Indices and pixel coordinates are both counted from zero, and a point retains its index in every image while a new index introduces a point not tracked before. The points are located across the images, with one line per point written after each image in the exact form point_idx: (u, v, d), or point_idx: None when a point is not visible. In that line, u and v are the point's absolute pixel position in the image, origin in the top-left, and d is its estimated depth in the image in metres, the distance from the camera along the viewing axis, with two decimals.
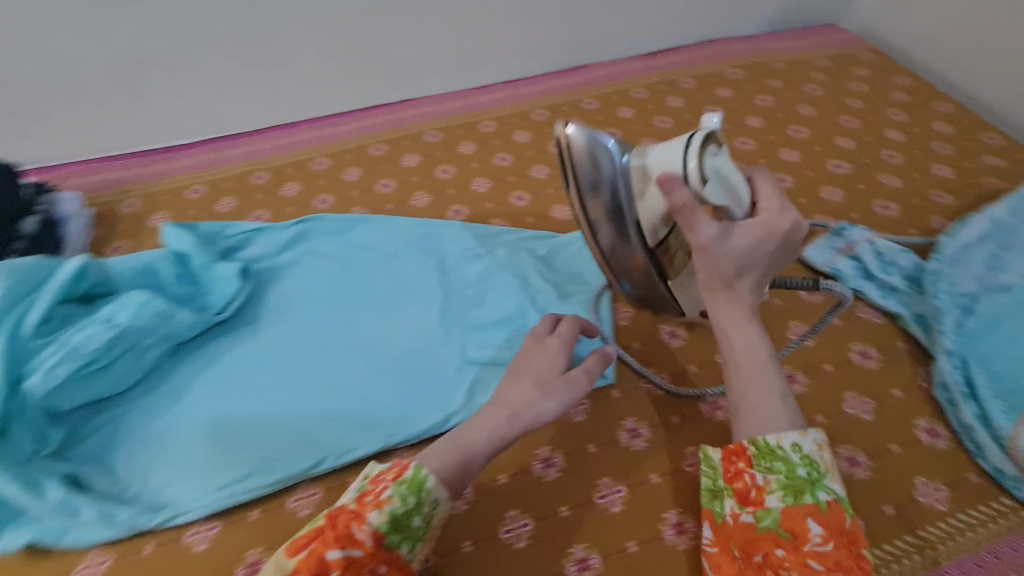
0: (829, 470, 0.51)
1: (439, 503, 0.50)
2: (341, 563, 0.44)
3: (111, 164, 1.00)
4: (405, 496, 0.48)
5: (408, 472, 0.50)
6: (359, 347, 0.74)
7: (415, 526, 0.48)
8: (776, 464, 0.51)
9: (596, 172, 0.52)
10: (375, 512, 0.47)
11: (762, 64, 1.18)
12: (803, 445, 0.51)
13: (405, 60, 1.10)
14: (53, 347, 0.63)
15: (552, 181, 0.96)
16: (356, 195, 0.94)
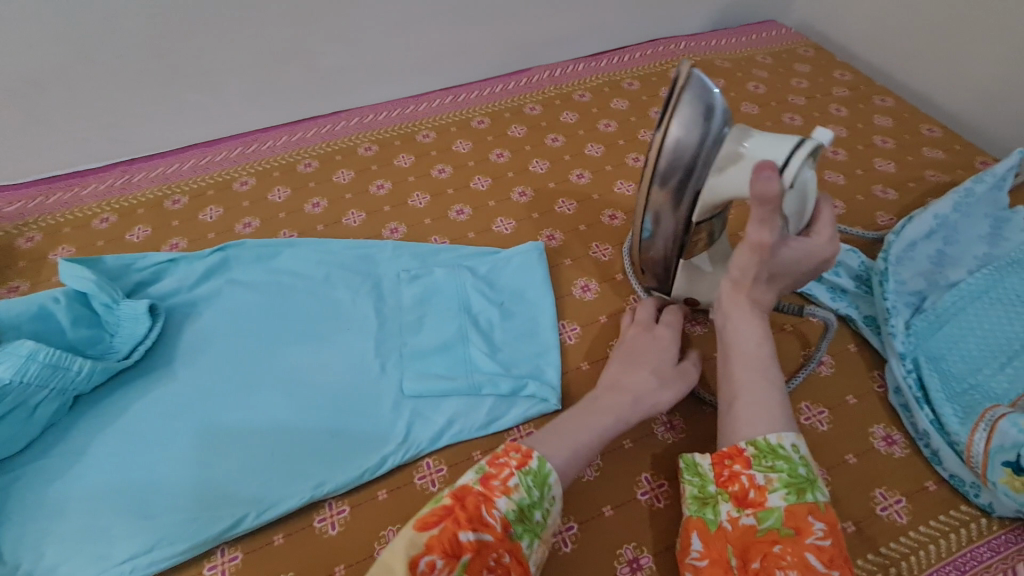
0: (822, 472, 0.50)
1: (557, 502, 0.51)
2: (474, 544, 0.45)
3: (12, 194, 0.92)
4: (530, 488, 0.49)
5: (531, 463, 0.51)
6: (281, 388, 0.68)
7: (537, 520, 0.49)
8: (777, 463, 0.49)
9: (692, 121, 0.51)
10: (503, 499, 0.48)
11: (706, 62, 1.16)
12: (801, 446, 0.50)
13: (334, 68, 1.04)
14: None
15: (494, 192, 0.91)
16: (284, 217, 0.88)
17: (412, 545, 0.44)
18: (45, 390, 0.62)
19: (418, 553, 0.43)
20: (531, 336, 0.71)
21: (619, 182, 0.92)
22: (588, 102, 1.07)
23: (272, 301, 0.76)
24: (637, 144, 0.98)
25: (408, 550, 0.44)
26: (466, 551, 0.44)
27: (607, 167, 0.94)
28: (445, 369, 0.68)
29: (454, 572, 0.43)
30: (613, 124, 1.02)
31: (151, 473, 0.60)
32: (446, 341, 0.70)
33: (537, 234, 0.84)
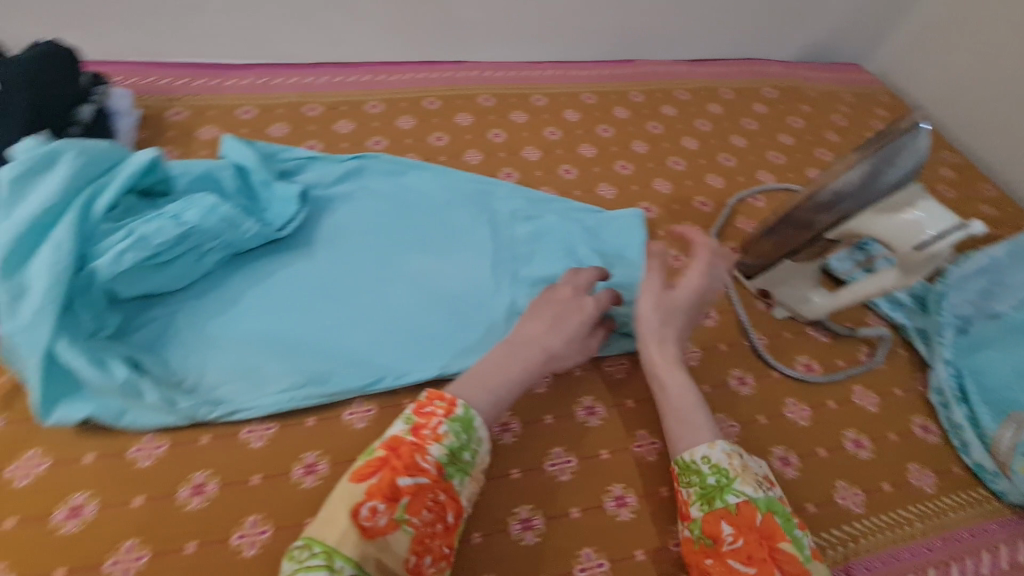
0: (737, 475, 0.56)
1: (484, 445, 0.56)
2: (411, 489, 0.50)
3: (161, 71, 0.99)
4: (458, 433, 0.54)
5: (458, 409, 0.55)
6: (408, 286, 0.76)
7: (467, 460, 0.54)
8: (692, 478, 0.58)
9: (890, 161, 0.62)
10: (435, 446, 0.52)
11: (795, 89, 1.26)
12: (709, 456, 0.57)
13: (466, 22, 1.12)
14: (124, 233, 0.63)
15: (598, 160, 1.00)
16: (410, 142, 0.96)
17: (355, 495, 0.49)
18: (216, 240, 0.69)
19: (357, 503, 0.49)
20: (627, 286, 0.80)
21: (710, 175, 1.00)
22: (687, 101, 1.16)
23: (399, 212, 0.84)
24: (728, 146, 1.07)
25: (350, 501, 0.49)
26: (403, 495, 0.49)
27: (700, 160, 1.03)
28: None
29: (394, 516, 0.49)
30: (708, 125, 1.11)
31: (298, 331, 0.69)
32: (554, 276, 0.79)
33: (636, 204, 0.93)
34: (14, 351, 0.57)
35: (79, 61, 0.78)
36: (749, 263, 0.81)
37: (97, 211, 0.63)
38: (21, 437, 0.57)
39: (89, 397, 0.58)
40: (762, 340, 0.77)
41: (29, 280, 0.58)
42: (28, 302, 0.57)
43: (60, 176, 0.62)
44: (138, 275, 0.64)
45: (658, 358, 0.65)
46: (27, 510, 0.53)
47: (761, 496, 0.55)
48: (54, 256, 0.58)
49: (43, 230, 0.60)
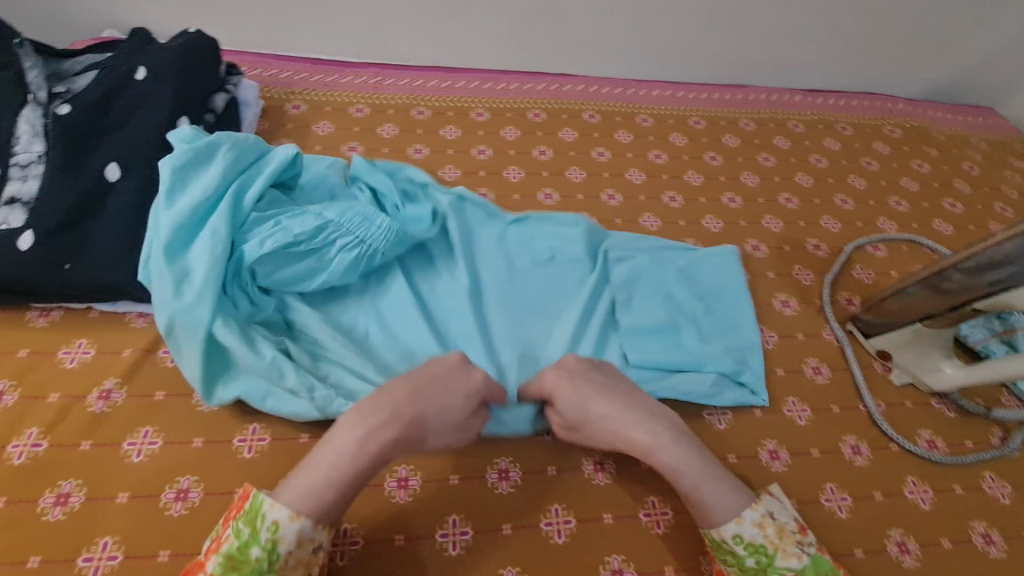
0: (776, 549, 0.50)
1: (280, 527, 0.46)
2: None
3: (283, 63, 1.02)
4: (238, 530, 0.46)
5: (245, 503, 0.47)
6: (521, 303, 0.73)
7: (256, 559, 0.45)
8: (728, 557, 0.52)
9: None
10: (213, 558, 0.45)
11: (922, 130, 1.16)
12: (741, 536, 0.51)
13: (577, 36, 1.11)
14: (270, 224, 0.64)
15: (706, 190, 0.95)
16: (514, 154, 0.95)
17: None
18: (347, 235, 0.67)
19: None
20: (741, 343, 0.73)
21: (826, 218, 0.94)
22: (802, 134, 1.09)
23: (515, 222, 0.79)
24: (846, 187, 1.00)
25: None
26: None
27: (815, 200, 0.96)
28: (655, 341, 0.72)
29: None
30: (824, 161, 1.04)
31: (423, 335, 0.68)
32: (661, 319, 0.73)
33: (744, 241, 0.88)
34: (171, 332, 0.59)
35: (221, 51, 0.81)
36: (869, 320, 0.75)
37: (247, 200, 0.65)
38: (139, 412, 0.59)
39: (235, 378, 0.60)
40: (878, 407, 0.71)
41: (189, 264, 0.60)
42: (192, 285, 0.59)
43: (217, 167, 0.65)
44: (278, 263, 0.65)
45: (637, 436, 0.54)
46: (137, 486, 0.54)
47: (808, 562, 0.49)
48: (212, 242, 0.61)
49: (202, 218, 0.63)
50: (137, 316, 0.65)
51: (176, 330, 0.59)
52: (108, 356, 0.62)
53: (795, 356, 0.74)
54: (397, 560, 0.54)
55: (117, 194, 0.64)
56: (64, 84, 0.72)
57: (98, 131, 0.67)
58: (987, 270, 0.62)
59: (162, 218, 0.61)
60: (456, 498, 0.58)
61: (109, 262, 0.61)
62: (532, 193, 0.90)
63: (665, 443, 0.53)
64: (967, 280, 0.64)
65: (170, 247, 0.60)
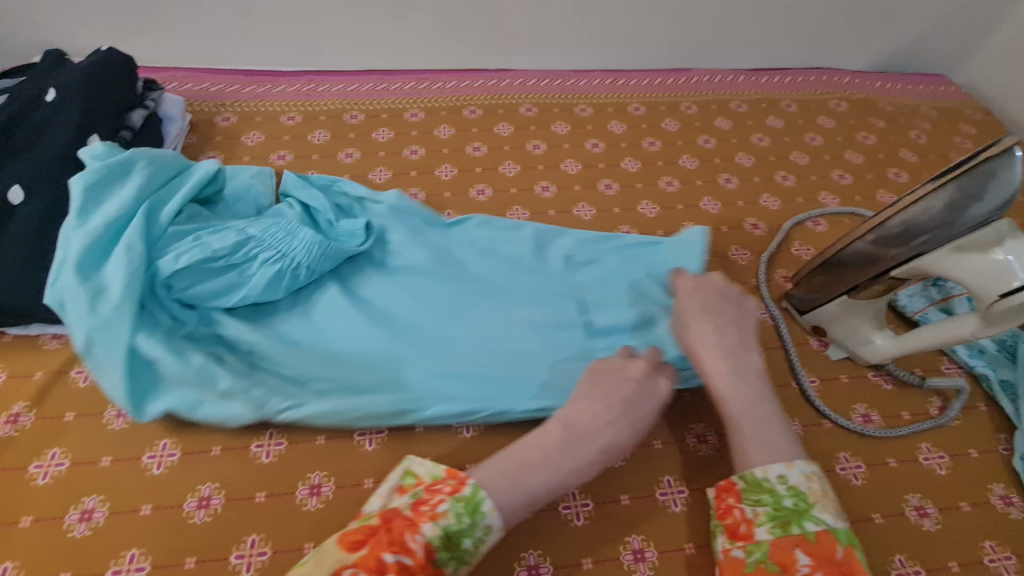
0: (817, 500, 0.51)
1: (493, 532, 0.49)
2: (392, 570, 0.44)
3: (214, 76, 1.02)
4: (462, 515, 0.48)
5: (468, 489, 0.49)
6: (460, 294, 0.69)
7: (468, 548, 0.48)
8: (762, 497, 0.52)
9: (966, 196, 0.54)
10: (429, 525, 0.47)
11: (868, 102, 1.15)
12: (787, 477, 0.52)
13: (512, 31, 1.10)
14: (188, 238, 0.64)
15: (642, 175, 0.94)
16: (448, 152, 0.94)
17: (324, 566, 0.43)
18: (263, 244, 0.65)
19: (343, 566, 0.43)
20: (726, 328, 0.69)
21: (765, 196, 0.93)
22: (744, 114, 1.08)
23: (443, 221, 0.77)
24: (787, 163, 0.99)
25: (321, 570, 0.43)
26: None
27: (755, 179, 0.95)
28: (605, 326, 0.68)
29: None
30: (766, 140, 1.03)
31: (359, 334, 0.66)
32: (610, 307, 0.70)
33: (680, 224, 0.87)
34: (87, 349, 0.57)
35: (138, 68, 0.81)
36: (801, 295, 0.74)
37: (162, 219, 0.65)
38: (47, 433, 0.58)
39: (162, 390, 0.58)
40: (812, 383, 0.69)
41: (105, 280, 0.59)
42: (108, 299, 0.58)
43: (130, 186, 0.65)
44: (199, 276, 0.64)
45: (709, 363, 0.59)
46: (41, 508, 0.53)
47: (842, 528, 0.50)
48: (126, 256, 0.60)
49: (114, 236, 0.62)
50: (50, 338, 0.65)
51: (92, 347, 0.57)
52: (18, 379, 0.62)
53: None
54: None
55: (22, 216, 0.64)
56: None
57: (4, 155, 0.67)
58: (897, 240, 0.61)
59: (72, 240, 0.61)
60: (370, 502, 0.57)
61: (11, 284, 0.61)
62: (464, 190, 0.89)
63: (732, 376, 0.58)
64: (878, 251, 0.63)
65: (82, 267, 0.59)
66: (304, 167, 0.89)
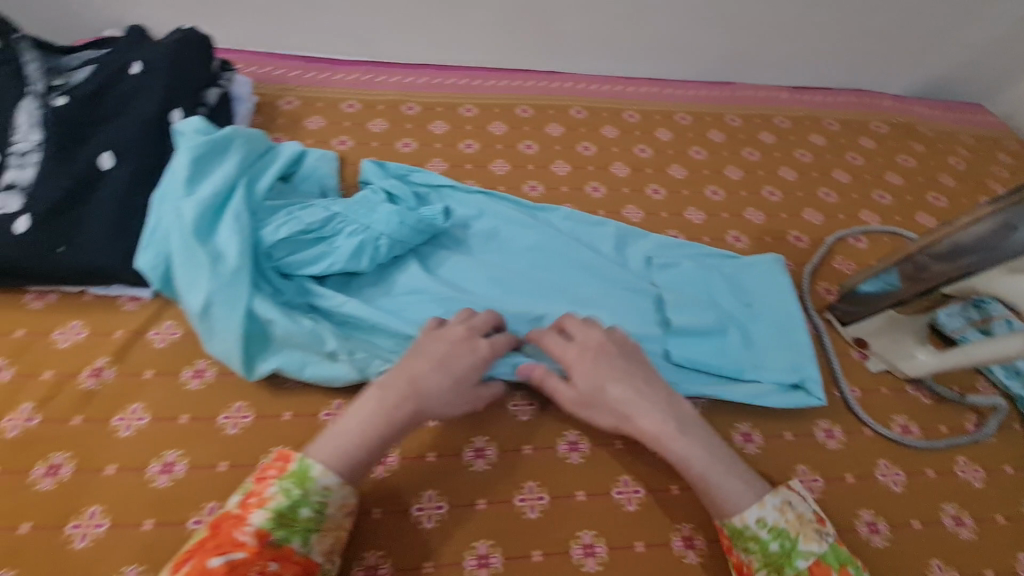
0: (798, 534, 0.52)
1: (332, 491, 0.49)
2: (223, 569, 0.42)
3: (276, 60, 1.05)
4: (289, 489, 0.48)
5: (292, 463, 0.50)
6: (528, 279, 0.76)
7: (305, 518, 0.48)
8: (750, 545, 0.53)
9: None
10: (258, 513, 0.47)
11: (908, 126, 1.17)
12: (765, 519, 0.52)
13: (565, 35, 1.13)
14: (286, 215, 0.68)
15: (689, 183, 0.97)
16: (501, 148, 0.97)
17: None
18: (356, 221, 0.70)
19: None
20: (787, 323, 0.75)
21: (808, 210, 0.95)
22: (787, 130, 1.10)
23: (504, 213, 0.83)
24: (829, 180, 1.01)
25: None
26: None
27: (798, 193, 0.98)
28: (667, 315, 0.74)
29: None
30: (809, 156, 1.06)
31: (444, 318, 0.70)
32: (673, 301, 0.75)
33: (726, 232, 0.90)
34: (203, 310, 0.60)
35: (213, 46, 0.83)
36: (845, 307, 0.76)
37: (260, 194, 0.69)
38: (128, 389, 0.61)
39: (276, 351, 0.62)
40: (853, 392, 0.72)
41: (219, 247, 0.63)
42: (226, 264, 0.61)
43: (233, 160, 0.68)
44: (291, 249, 0.67)
45: (655, 427, 0.57)
46: (124, 458, 0.56)
47: (829, 548, 0.52)
48: (238, 225, 0.63)
49: (222, 206, 0.65)
50: (128, 299, 0.68)
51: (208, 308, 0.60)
52: (99, 337, 0.64)
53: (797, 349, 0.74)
54: (376, 532, 0.56)
55: (110, 181, 0.66)
56: (62, 78, 0.74)
57: (93, 121, 0.70)
58: (951, 256, 0.63)
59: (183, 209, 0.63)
60: (433, 473, 0.60)
61: (98, 245, 0.63)
62: (517, 186, 0.92)
63: (679, 433, 0.56)
64: (930, 265, 0.65)
65: (195, 234, 0.62)
66: (364, 154, 0.92)
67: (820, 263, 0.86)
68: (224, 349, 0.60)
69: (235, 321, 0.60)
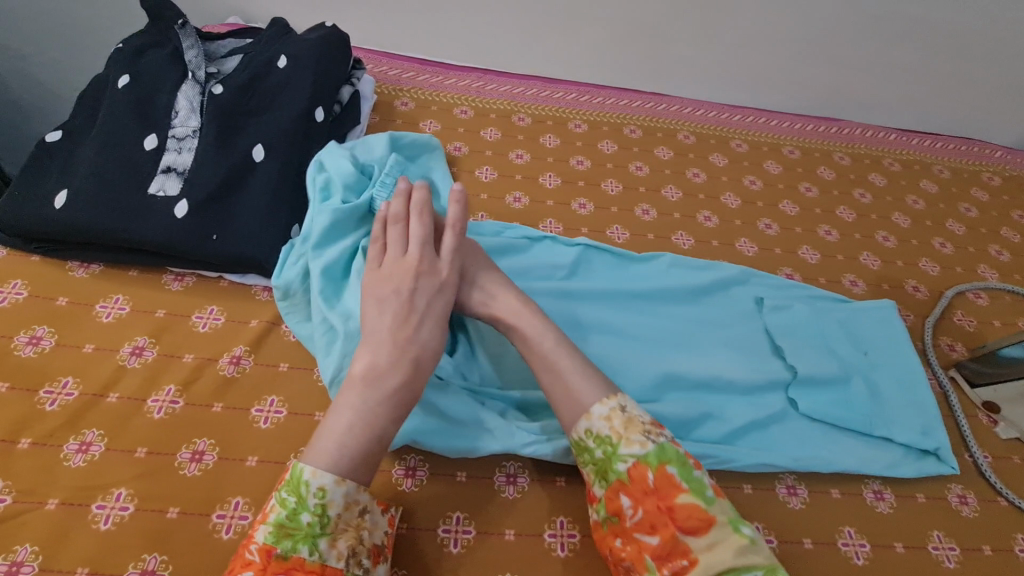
0: (620, 438, 0.52)
1: (328, 490, 0.47)
2: None
3: (391, 59, 1.06)
4: (285, 499, 0.47)
5: (288, 474, 0.48)
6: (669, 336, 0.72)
7: (306, 524, 0.46)
8: (585, 454, 0.54)
9: None
10: (262, 529, 0.46)
11: (1021, 180, 1.13)
12: (590, 427, 0.53)
13: (675, 58, 1.12)
14: None
15: (800, 220, 0.95)
16: (611, 168, 0.96)
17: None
18: None
19: None
20: (906, 377, 0.72)
21: (924, 259, 0.92)
22: (898, 173, 1.07)
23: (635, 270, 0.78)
24: (945, 231, 0.98)
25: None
26: None
27: (913, 241, 0.95)
28: (787, 362, 0.71)
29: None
30: (921, 203, 1.03)
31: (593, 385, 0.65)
32: (799, 351, 0.72)
33: (841, 275, 0.87)
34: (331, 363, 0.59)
35: (352, 46, 0.85)
36: (977, 367, 0.74)
37: None
38: (265, 380, 0.61)
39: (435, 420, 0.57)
40: (986, 458, 0.69)
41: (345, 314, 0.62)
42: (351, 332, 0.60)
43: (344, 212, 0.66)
44: None
45: (506, 306, 0.60)
46: (264, 451, 0.57)
47: (651, 449, 0.51)
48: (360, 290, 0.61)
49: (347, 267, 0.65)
50: (262, 289, 0.68)
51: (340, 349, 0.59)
52: (237, 324, 0.65)
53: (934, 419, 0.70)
54: (509, 553, 0.54)
55: (261, 174, 0.67)
56: (215, 65, 0.76)
57: (247, 112, 0.71)
58: None
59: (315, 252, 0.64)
60: (564, 500, 0.59)
61: (251, 237, 0.64)
62: (629, 208, 0.90)
63: (530, 312, 0.59)
64: None
65: (324, 281, 0.63)
66: (478, 162, 0.92)
67: (938, 316, 0.83)
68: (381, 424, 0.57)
69: None
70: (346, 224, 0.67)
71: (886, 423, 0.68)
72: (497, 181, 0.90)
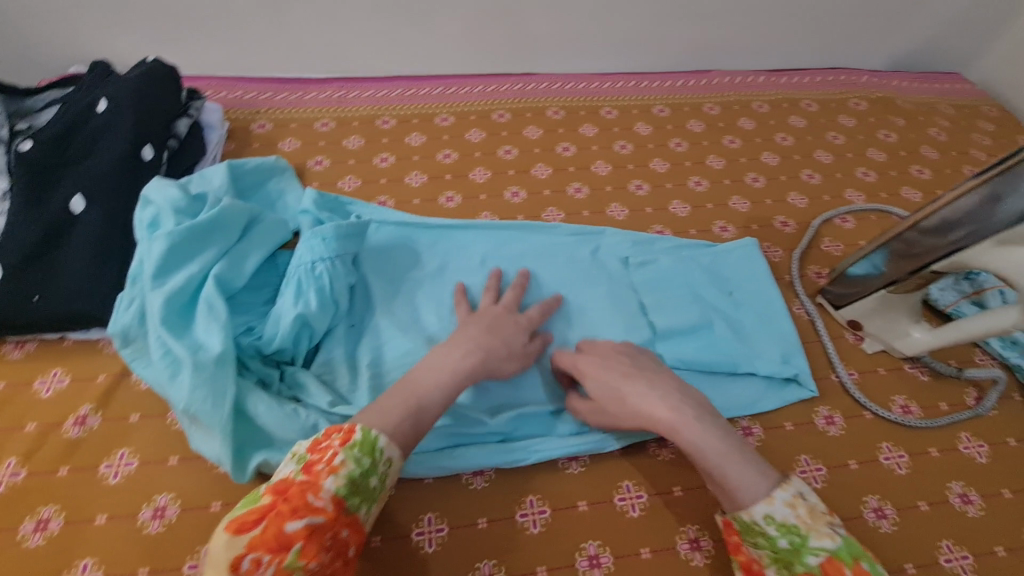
0: (809, 528, 0.46)
1: (394, 464, 0.49)
2: (303, 534, 0.43)
3: (246, 84, 1.04)
4: (359, 458, 0.47)
5: (357, 434, 0.48)
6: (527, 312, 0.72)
7: (373, 487, 0.48)
8: (758, 539, 0.48)
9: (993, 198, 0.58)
10: (331, 479, 0.46)
11: (887, 100, 1.15)
12: (773, 514, 0.47)
13: (536, 36, 1.12)
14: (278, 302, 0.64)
15: (671, 175, 0.96)
16: (480, 156, 0.96)
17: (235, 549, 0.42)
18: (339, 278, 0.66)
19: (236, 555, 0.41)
20: (766, 311, 0.74)
21: (793, 194, 0.94)
22: (766, 114, 1.10)
23: (489, 249, 0.78)
24: (813, 162, 1.01)
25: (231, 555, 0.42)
26: (296, 540, 0.42)
27: (782, 177, 0.97)
28: (649, 318, 0.72)
29: (283, 565, 0.41)
30: (790, 139, 1.05)
31: None
32: (657, 305, 0.73)
33: (712, 223, 0.89)
34: (177, 399, 0.56)
35: (179, 75, 0.82)
36: (837, 290, 0.76)
37: (243, 270, 0.65)
38: (115, 434, 0.60)
39: (271, 449, 0.57)
40: (851, 376, 0.71)
41: (196, 343, 0.59)
42: (199, 360, 0.57)
43: (185, 239, 0.63)
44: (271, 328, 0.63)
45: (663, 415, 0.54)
46: (114, 505, 0.55)
47: (841, 542, 0.45)
48: (213, 318, 0.60)
49: (191, 297, 0.62)
50: (108, 341, 0.66)
51: (189, 380, 0.56)
52: (83, 382, 0.63)
53: (795, 346, 0.71)
54: (373, 562, 0.54)
55: (83, 224, 0.67)
56: (27, 121, 0.75)
57: (61, 164, 0.70)
58: (939, 231, 0.64)
59: (153, 286, 0.61)
60: (432, 496, 0.59)
61: (79, 291, 0.64)
62: (499, 193, 0.91)
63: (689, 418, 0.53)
64: (929, 242, 0.65)
65: (165, 313, 0.59)
66: (341, 173, 0.91)
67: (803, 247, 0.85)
68: (220, 455, 0.55)
69: (221, 416, 0.56)
70: (190, 252, 0.63)
71: (748, 362, 0.69)
72: (362, 188, 0.89)
